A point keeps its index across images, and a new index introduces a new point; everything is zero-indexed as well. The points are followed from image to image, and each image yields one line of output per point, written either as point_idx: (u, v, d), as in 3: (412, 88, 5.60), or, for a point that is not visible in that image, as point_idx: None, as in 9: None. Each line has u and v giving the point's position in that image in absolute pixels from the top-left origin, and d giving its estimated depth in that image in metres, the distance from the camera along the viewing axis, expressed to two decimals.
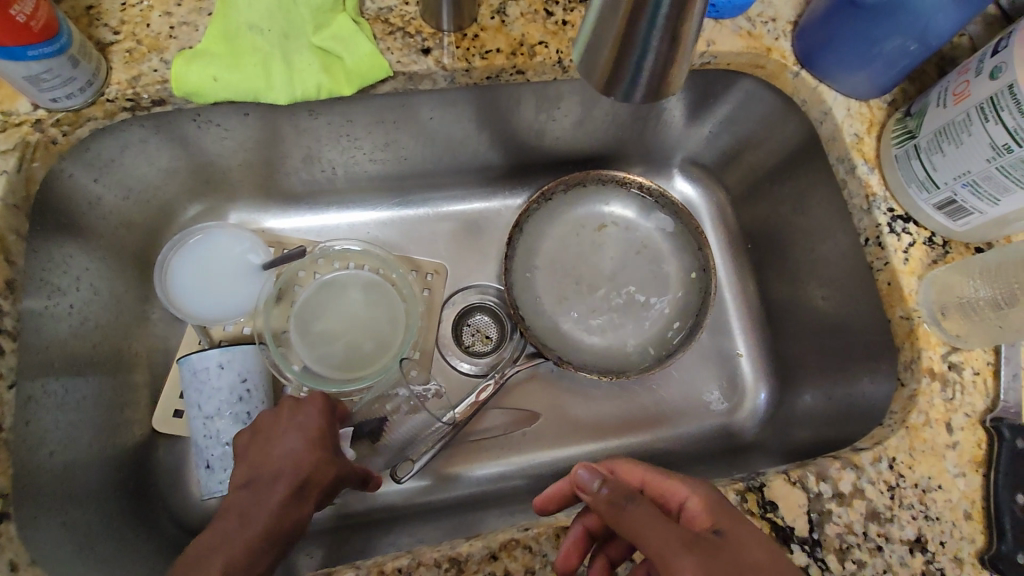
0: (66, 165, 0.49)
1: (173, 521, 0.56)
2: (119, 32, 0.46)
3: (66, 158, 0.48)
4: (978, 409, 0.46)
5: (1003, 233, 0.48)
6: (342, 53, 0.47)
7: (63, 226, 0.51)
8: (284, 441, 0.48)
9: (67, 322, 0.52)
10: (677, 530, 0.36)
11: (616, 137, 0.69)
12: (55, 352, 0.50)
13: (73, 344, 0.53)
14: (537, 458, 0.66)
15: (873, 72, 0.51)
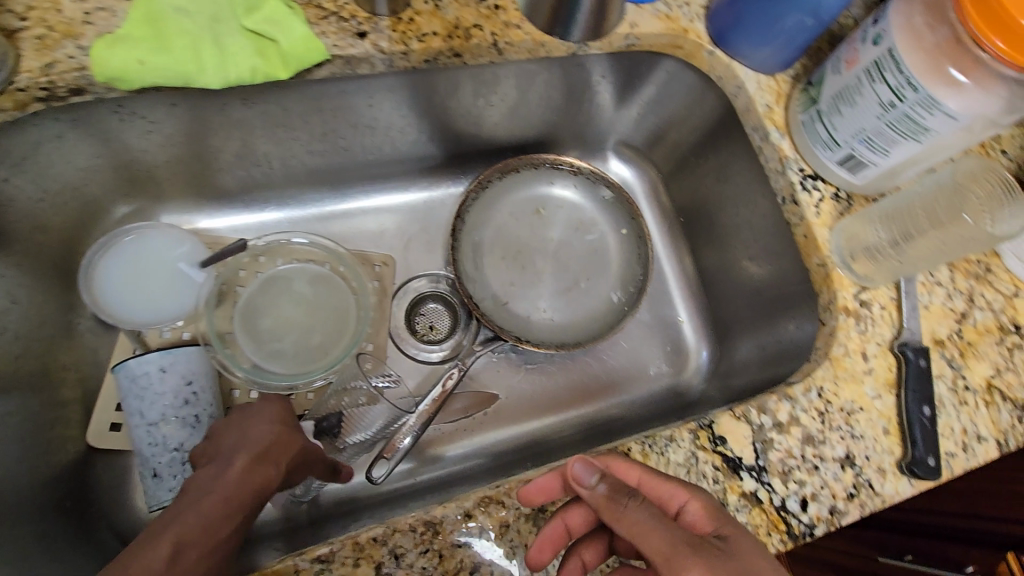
0: None
1: (122, 540, 0.52)
2: (26, 19, 0.43)
3: None
4: (887, 338, 0.53)
5: (894, 183, 0.54)
6: (276, 36, 0.47)
7: None
8: (245, 425, 0.48)
9: None
10: (678, 532, 0.38)
11: (551, 122, 0.72)
12: None
13: None
14: (500, 436, 0.68)
15: (777, 47, 0.57)
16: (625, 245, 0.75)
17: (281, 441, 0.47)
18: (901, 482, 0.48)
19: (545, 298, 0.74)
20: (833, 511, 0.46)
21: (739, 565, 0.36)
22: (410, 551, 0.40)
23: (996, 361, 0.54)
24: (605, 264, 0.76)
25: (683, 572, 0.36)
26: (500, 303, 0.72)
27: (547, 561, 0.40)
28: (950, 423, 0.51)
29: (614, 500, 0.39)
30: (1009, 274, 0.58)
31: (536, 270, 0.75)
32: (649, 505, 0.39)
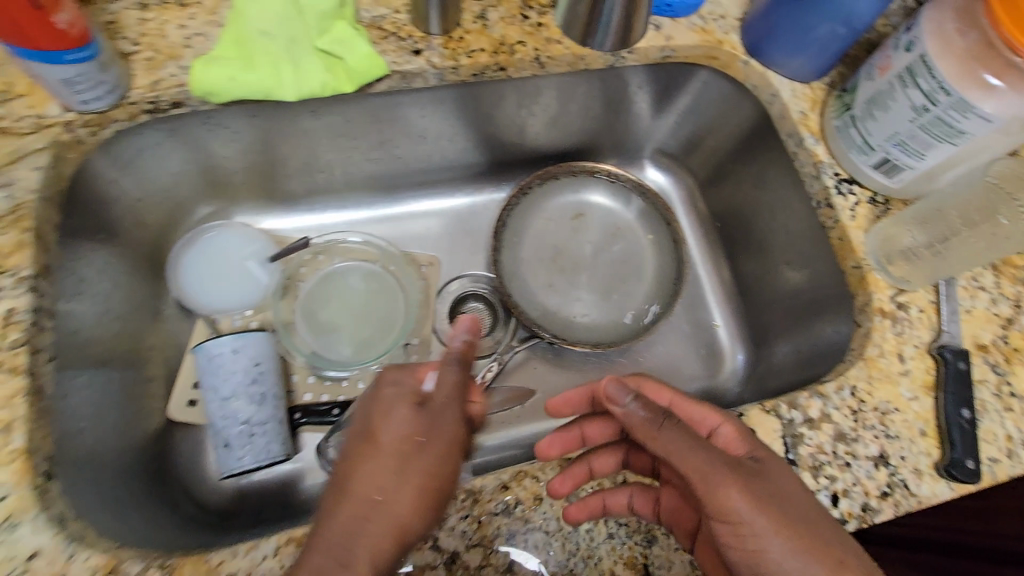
0: (95, 165, 0.53)
1: (193, 503, 0.58)
2: (139, 43, 0.51)
3: (93, 155, 0.52)
4: (925, 340, 0.52)
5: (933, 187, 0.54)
6: (343, 54, 0.52)
7: (91, 224, 0.54)
8: (385, 430, 0.40)
9: (91, 312, 0.55)
10: (716, 454, 0.41)
11: (591, 132, 0.76)
12: (83, 340, 0.53)
13: (97, 333, 0.56)
14: (536, 429, 0.71)
15: (810, 56, 0.59)
16: (662, 251, 0.78)
17: (436, 421, 0.41)
18: (939, 484, 0.47)
19: (583, 300, 0.77)
20: (865, 509, 0.46)
21: (776, 488, 0.40)
22: (451, 515, 0.41)
23: None
24: (642, 269, 0.78)
25: (723, 493, 0.39)
26: (537, 303, 0.76)
27: (568, 494, 0.43)
28: (994, 429, 0.50)
29: (651, 420, 0.43)
30: None
31: (574, 273, 0.78)
32: (683, 426, 0.43)
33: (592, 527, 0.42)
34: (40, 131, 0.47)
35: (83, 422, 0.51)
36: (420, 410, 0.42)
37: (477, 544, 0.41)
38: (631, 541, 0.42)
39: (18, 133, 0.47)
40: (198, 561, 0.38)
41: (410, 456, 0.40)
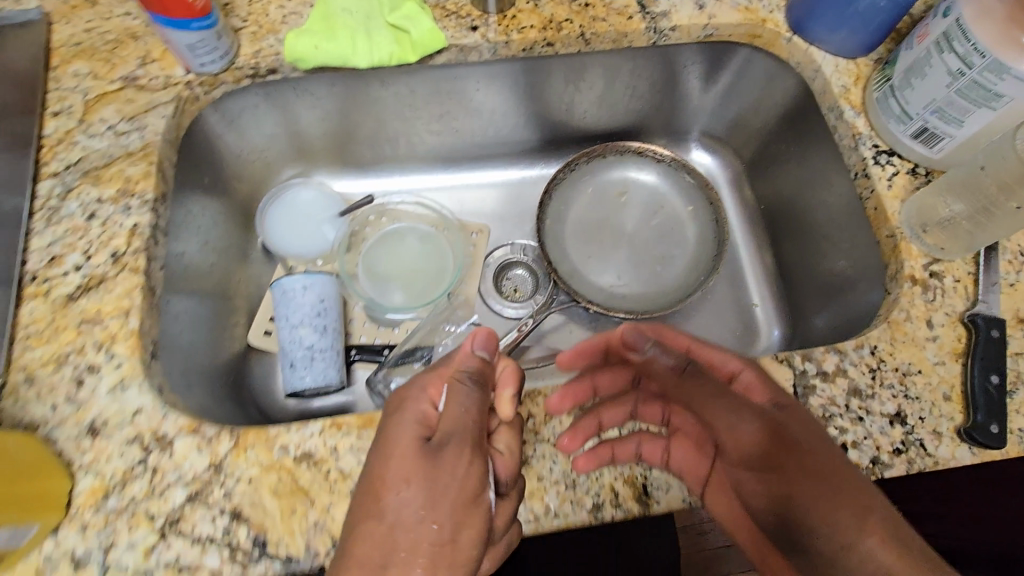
0: (208, 121, 0.64)
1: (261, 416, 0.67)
2: (246, 20, 0.61)
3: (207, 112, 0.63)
4: (958, 308, 0.52)
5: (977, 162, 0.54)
6: (409, 27, 0.60)
7: (201, 170, 0.65)
8: (394, 489, 0.38)
9: (197, 243, 0.66)
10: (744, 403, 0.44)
11: (638, 112, 0.80)
12: (188, 265, 0.64)
13: (200, 263, 0.66)
14: None
15: (852, 29, 0.60)
16: (702, 230, 0.80)
17: (442, 459, 0.39)
18: (959, 448, 0.47)
19: (622, 272, 0.80)
20: (875, 461, 0.46)
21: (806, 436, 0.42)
22: None
23: None
24: (681, 246, 0.81)
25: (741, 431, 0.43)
26: (577, 272, 0.80)
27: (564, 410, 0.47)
28: None
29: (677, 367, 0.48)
30: None
31: (615, 247, 0.82)
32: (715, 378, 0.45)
33: (595, 444, 0.46)
34: (168, 87, 0.58)
35: (184, 331, 0.61)
36: (428, 447, 0.40)
37: None
38: (632, 461, 0.46)
39: (151, 88, 0.57)
40: (260, 432, 0.45)
41: (432, 493, 0.38)
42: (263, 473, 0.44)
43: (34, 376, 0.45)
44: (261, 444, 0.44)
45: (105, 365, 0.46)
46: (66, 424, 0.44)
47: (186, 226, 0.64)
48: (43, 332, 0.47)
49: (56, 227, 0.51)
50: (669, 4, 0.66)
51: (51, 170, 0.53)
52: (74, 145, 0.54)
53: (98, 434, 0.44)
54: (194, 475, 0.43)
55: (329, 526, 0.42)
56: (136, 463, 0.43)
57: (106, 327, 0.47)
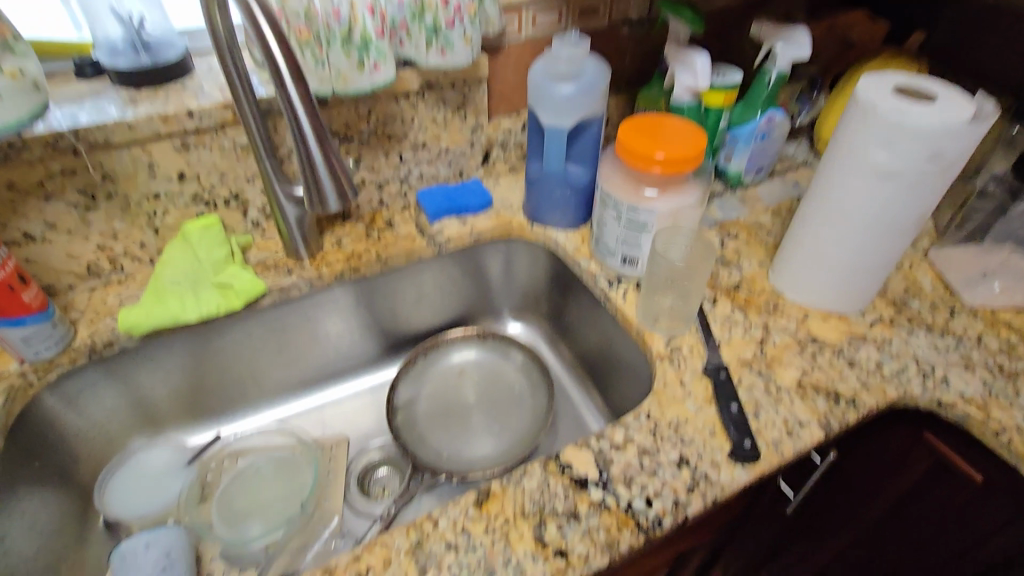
0: (48, 398, 0.68)
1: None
2: (84, 311, 0.72)
3: (47, 391, 0.68)
4: (698, 367, 0.67)
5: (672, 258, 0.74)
6: (232, 283, 0.74)
7: (37, 452, 0.67)
8: None
9: (32, 531, 0.64)
10: None
11: (453, 305, 0.99)
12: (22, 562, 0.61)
13: (32, 548, 0.63)
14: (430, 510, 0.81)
15: (562, 212, 0.88)
16: (533, 387, 0.94)
17: None
18: (736, 470, 0.56)
19: (477, 439, 0.89)
20: (677, 503, 0.54)
21: None
22: None
23: (801, 366, 0.68)
24: (522, 403, 0.93)
25: None
26: (435, 454, 0.86)
27: None
28: (772, 417, 0.62)
29: None
30: (796, 305, 0.77)
31: (465, 420, 0.91)
32: None
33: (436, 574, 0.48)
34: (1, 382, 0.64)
35: None
36: None
37: None
38: None
39: None
40: None
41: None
42: None
43: None
44: None
45: None
46: None
47: (23, 506, 0.64)
48: None
49: None
50: (440, 225, 0.90)
51: None
52: None
53: None
54: None
55: None
56: None
57: None
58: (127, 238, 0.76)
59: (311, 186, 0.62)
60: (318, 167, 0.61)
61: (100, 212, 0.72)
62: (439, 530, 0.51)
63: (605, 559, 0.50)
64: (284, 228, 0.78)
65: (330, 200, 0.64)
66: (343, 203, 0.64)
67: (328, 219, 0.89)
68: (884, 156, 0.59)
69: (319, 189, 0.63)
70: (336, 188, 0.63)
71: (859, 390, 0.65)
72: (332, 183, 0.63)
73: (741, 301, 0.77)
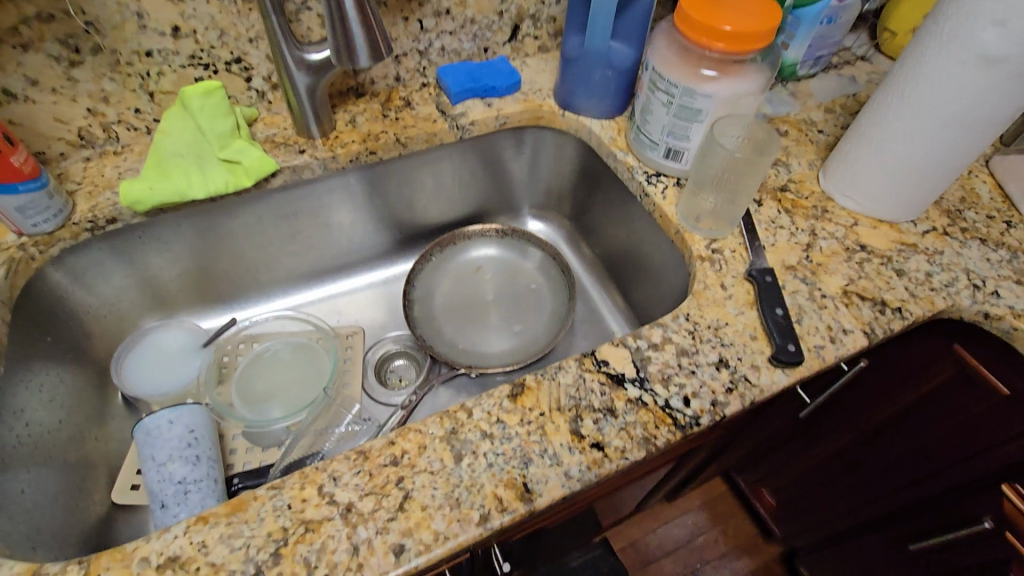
0: (53, 274, 0.64)
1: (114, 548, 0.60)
2: (81, 183, 0.66)
3: (50, 266, 0.64)
4: (740, 270, 0.64)
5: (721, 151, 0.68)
6: (240, 159, 0.68)
7: (49, 328, 0.65)
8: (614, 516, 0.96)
9: (54, 404, 0.63)
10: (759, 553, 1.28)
11: (473, 198, 0.93)
12: (47, 433, 0.60)
13: (56, 420, 0.62)
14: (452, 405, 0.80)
15: (599, 97, 0.79)
16: (554, 285, 0.91)
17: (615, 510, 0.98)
18: (775, 373, 0.55)
19: (495, 336, 0.87)
20: (714, 403, 0.53)
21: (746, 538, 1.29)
22: (346, 472, 0.46)
23: (847, 273, 0.64)
24: (542, 301, 0.91)
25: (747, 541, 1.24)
26: (453, 347, 0.85)
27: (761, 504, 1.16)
28: (814, 323, 0.59)
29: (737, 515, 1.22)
30: (845, 211, 0.72)
31: (483, 316, 0.89)
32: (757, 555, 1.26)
33: (472, 461, 0.48)
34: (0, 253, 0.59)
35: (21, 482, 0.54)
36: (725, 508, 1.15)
37: (372, 494, 0.45)
38: (509, 466, 0.47)
39: None
40: (115, 552, 0.41)
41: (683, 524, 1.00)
42: None
43: None
44: (117, 563, 0.41)
45: None
46: None
47: (42, 381, 0.62)
48: None
49: None
50: (464, 108, 0.82)
51: None
52: None
53: None
54: None
55: None
56: None
57: None
58: (120, 102, 0.68)
59: (341, 41, 0.58)
60: (349, 21, 0.56)
61: (86, 69, 0.64)
62: (474, 420, 0.50)
63: (641, 453, 0.49)
64: (293, 102, 0.71)
65: (363, 60, 0.60)
66: (375, 63, 0.61)
67: (340, 95, 0.80)
68: (993, 37, 0.52)
69: (350, 47, 0.59)
70: (369, 46, 0.59)
71: (906, 300, 0.62)
72: (365, 40, 0.58)
73: (788, 203, 0.72)
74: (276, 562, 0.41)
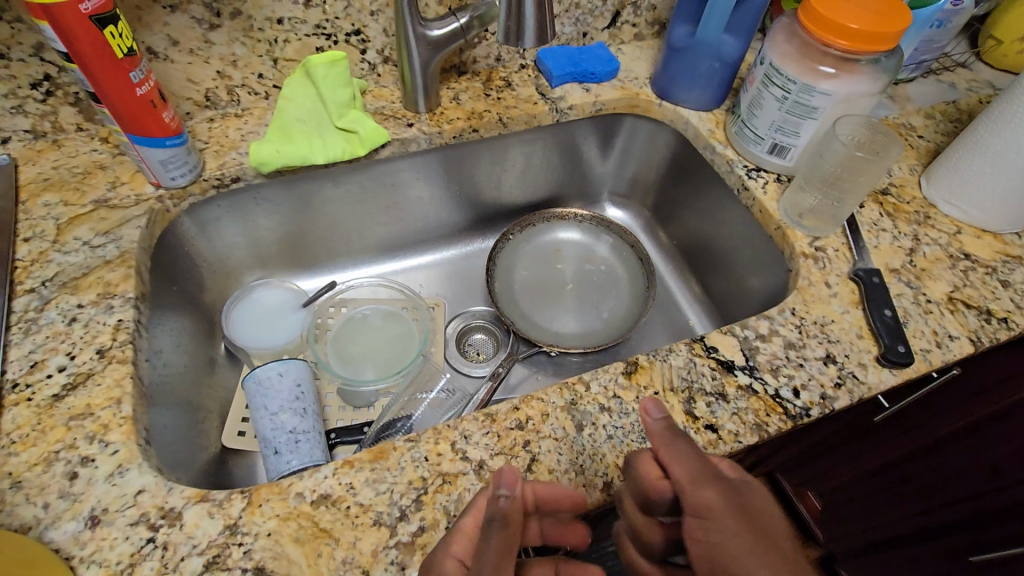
0: (183, 228, 0.69)
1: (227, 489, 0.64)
2: (208, 142, 0.70)
3: (182, 219, 0.68)
4: (844, 269, 0.64)
5: None
6: (358, 129, 0.71)
7: (173, 277, 0.69)
8: None
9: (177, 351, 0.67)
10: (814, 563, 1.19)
11: (558, 181, 0.95)
12: (175, 375, 0.64)
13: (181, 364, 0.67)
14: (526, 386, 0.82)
15: (700, 90, 0.80)
16: (632, 272, 0.92)
17: None
18: (883, 372, 0.56)
19: (571, 317, 0.89)
20: (824, 396, 0.54)
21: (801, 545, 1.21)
22: (476, 432, 0.49)
23: (952, 280, 0.65)
24: (619, 286, 0.92)
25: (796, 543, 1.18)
26: (531, 324, 0.87)
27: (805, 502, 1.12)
28: (920, 327, 0.60)
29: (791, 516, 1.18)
30: (947, 218, 0.72)
31: (560, 297, 0.91)
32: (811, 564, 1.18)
33: (593, 431, 0.50)
34: (140, 203, 0.63)
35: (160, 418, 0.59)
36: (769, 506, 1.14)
37: (502, 454, 0.48)
38: (628, 439, 0.50)
39: (123, 206, 0.62)
40: (273, 486, 0.44)
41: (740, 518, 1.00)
42: (282, 524, 0.43)
43: (21, 480, 0.43)
44: (275, 496, 0.44)
45: (100, 455, 0.45)
46: (62, 520, 0.42)
47: (169, 326, 0.66)
48: (28, 435, 0.45)
49: (35, 335, 0.51)
50: (563, 91, 0.84)
51: (27, 287, 0.55)
52: (50, 263, 0.57)
53: (98, 523, 0.42)
54: (209, 541, 0.42)
55: (358, 559, 0.42)
56: (144, 543, 0.41)
57: (98, 418, 0.47)
58: (247, 66, 0.71)
59: (511, 19, 0.60)
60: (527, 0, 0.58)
61: (223, 33, 0.67)
62: (592, 393, 0.52)
63: (754, 438, 0.51)
64: (409, 76, 0.73)
65: (529, 41, 0.61)
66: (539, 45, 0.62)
67: (444, 72, 0.82)
68: None
69: (521, 22, 0.60)
70: (537, 22, 0.60)
71: (1012, 311, 0.63)
72: (534, 17, 0.60)
73: (889, 207, 0.72)
74: (419, 508, 0.44)
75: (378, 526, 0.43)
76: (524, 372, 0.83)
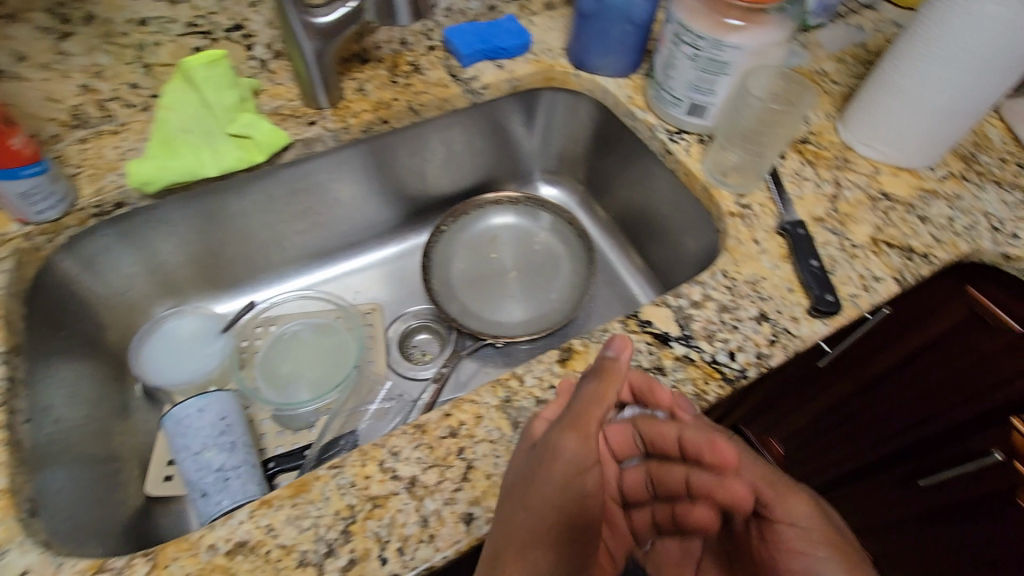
0: (65, 265, 0.62)
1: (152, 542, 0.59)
2: (81, 166, 0.62)
3: (62, 256, 0.61)
4: (771, 224, 0.64)
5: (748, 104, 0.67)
6: (251, 133, 0.65)
7: (60, 321, 0.62)
8: None
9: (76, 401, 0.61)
10: None
11: (485, 165, 0.91)
12: (73, 430, 0.58)
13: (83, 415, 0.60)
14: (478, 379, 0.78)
15: (614, 55, 0.78)
16: (571, 250, 0.90)
17: None
18: (815, 323, 0.56)
19: (514, 304, 0.87)
20: (760, 356, 0.53)
21: None
22: (406, 447, 0.45)
23: (874, 222, 0.65)
24: (560, 267, 0.90)
25: None
26: (473, 317, 0.84)
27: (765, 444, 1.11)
28: (848, 273, 0.60)
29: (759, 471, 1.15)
30: (866, 160, 0.72)
31: (501, 285, 0.88)
32: None
33: None
34: (4, 244, 0.56)
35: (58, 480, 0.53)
36: None
37: (435, 466, 0.45)
38: None
39: None
40: (180, 542, 0.40)
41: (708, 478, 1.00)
42: None
43: None
44: (184, 553, 0.40)
45: None
46: None
47: (61, 377, 0.60)
48: None
49: None
50: (475, 71, 0.79)
51: None
52: None
53: None
54: None
55: None
56: None
57: None
58: (115, 77, 0.64)
59: None
60: None
61: (77, 41, 0.60)
62: (527, 387, 0.50)
63: (695, 409, 0.50)
64: (303, 69, 0.67)
65: None
66: None
67: (344, 62, 0.77)
68: None
69: None
70: None
71: (933, 246, 0.63)
72: None
73: (810, 155, 0.72)
74: (348, 540, 0.41)
75: (302, 567, 0.40)
76: (474, 366, 0.79)
